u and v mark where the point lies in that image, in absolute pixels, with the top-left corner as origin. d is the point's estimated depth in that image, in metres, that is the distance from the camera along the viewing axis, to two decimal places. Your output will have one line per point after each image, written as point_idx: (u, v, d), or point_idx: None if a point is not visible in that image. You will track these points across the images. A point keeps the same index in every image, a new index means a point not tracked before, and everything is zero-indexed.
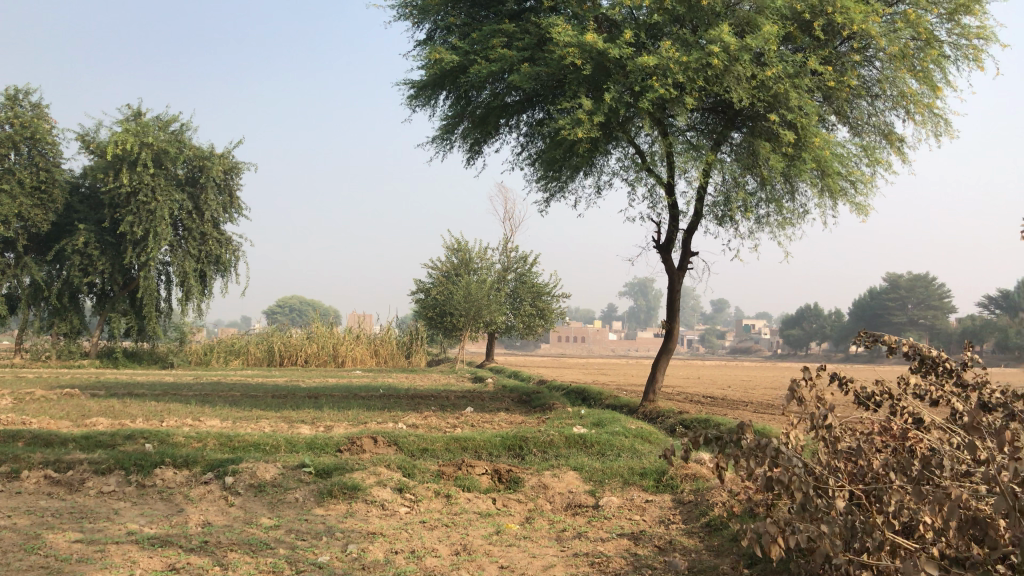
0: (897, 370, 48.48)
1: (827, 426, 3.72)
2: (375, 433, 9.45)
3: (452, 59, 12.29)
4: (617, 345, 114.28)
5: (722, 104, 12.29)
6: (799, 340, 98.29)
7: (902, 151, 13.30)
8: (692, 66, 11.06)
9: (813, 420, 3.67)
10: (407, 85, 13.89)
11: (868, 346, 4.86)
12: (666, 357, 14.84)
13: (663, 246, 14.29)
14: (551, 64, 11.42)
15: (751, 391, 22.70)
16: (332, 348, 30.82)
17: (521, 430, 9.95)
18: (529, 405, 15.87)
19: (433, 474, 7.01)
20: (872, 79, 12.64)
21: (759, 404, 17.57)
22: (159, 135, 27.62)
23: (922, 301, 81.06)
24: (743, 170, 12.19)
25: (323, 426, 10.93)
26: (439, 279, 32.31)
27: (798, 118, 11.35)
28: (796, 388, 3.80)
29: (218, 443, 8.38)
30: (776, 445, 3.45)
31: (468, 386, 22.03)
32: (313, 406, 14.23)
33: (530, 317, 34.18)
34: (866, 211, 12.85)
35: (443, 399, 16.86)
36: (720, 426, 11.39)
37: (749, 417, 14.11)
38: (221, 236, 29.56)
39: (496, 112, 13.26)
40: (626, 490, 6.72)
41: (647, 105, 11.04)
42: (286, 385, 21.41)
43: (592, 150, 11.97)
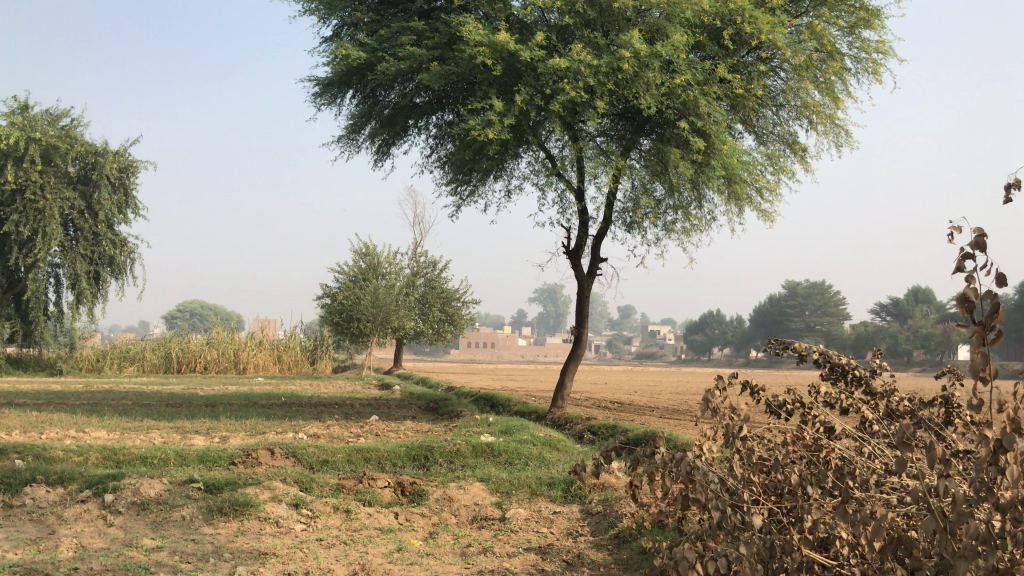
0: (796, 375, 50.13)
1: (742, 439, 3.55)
2: (274, 444, 9.01)
3: (359, 56, 11.93)
4: (526, 350, 114.85)
5: (631, 110, 12.30)
6: (703, 346, 100.74)
7: (805, 160, 13.61)
8: (602, 70, 11.02)
9: (727, 432, 3.50)
10: (312, 82, 13.46)
11: (777, 353, 4.77)
12: (575, 363, 14.77)
13: (572, 252, 14.24)
14: (461, 64, 11.21)
15: (657, 396, 22.97)
16: (234, 354, 29.80)
17: (427, 440, 9.67)
18: (436, 412, 15.57)
19: (332, 487, 6.67)
20: (778, 89, 12.89)
21: (665, 410, 17.72)
22: (49, 130, 26.21)
23: (819, 308, 84.22)
24: (652, 176, 12.25)
25: (218, 437, 10.40)
26: (346, 283, 31.65)
27: (707, 125, 11.43)
28: (710, 399, 3.61)
29: (100, 458, 7.82)
30: (691, 460, 3.26)
31: (374, 393, 21.57)
32: (210, 415, 13.60)
33: (439, 322, 33.86)
34: (771, 219, 13.08)
35: (348, 407, 16.41)
36: (627, 432, 11.35)
37: (656, 422, 14.14)
38: (116, 237, 28.25)
39: (404, 112, 12.96)
40: (533, 501, 6.52)
41: (557, 108, 10.94)
42: (183, 394, 20.52)
43: (501, 153, 11.80)
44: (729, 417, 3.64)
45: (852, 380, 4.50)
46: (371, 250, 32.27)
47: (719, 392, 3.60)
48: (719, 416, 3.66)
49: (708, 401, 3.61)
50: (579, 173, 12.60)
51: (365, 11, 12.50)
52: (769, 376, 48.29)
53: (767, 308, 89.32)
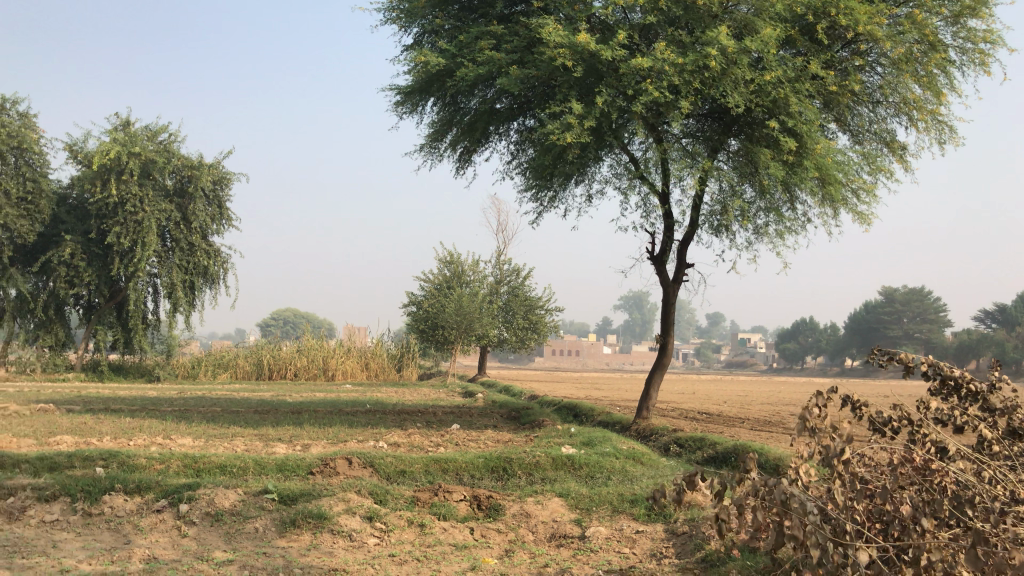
0: (891, 386, 48.23)
1: (845, 462, 3.19)
2: (352, 453, 8.94)
3: (438, 62, 11.83)
4: (612, 358, 113.84)
5: (718, 110, 11.86)
6: (794, 354, 97.92)
7: (904, 159, 12.89)
8: (687, 68, 10.64)
9: (827, 455, 3.14)
10: (393, 91, 13.44)
11: (882, 365, 4.35)
12: (661, 372, 14.33)
13: (657, 257, 13.83)
14: (541, 67, 10.98)
15: (747, 406, 22.25)
16: (322, 361, 30.27)
17: (506, 451, 9.44)
18: (518, 421, 15.35)
19: (407, 500, 6.51)
20: (875, 84, 12.25)
21: (755, 421, 17.09)
22: (148, 145, 27.18)
23: (917, 315, 80.93)
24: (740, 178, 11.78)
25: (299, 445, 10.42)
26: (431, 291, 31.80)
27: (799, 124, 10.91)
28: (808, 417, 3.26)
29: (181, 465, 7.87)
30: (787, 488, 2.92)
31: (457, 401, 21.50)
32: (295, 423, 13.72)
33: (523, 330, 33.70)
34: (869, 220, 12.43)
35: (430, 415, 16.36)
36: (715, 446, 10.89)
37: (746, 434, 13.59)
38: (210, 247, 29.07)
39: (485, 118, 12.82)
40: (614, 519, 6.21)
41: (640, 109, 10.59)
42: (273, 400, 20.88)
43: (583, 156, 11.52)
44: (829, 437, 3.28)
45: (965, 394, 4.07)
46: (456, 258, 32.38)
47: (817, 409, 3.25)
48: (817, 435, 3.31)
49: (805, 419, 3.26)
50: (664, 176, 12.22)
51: (445, 18, 12.41)
52: (865, 386, 46.55)
53: (862, 315, 86.25)
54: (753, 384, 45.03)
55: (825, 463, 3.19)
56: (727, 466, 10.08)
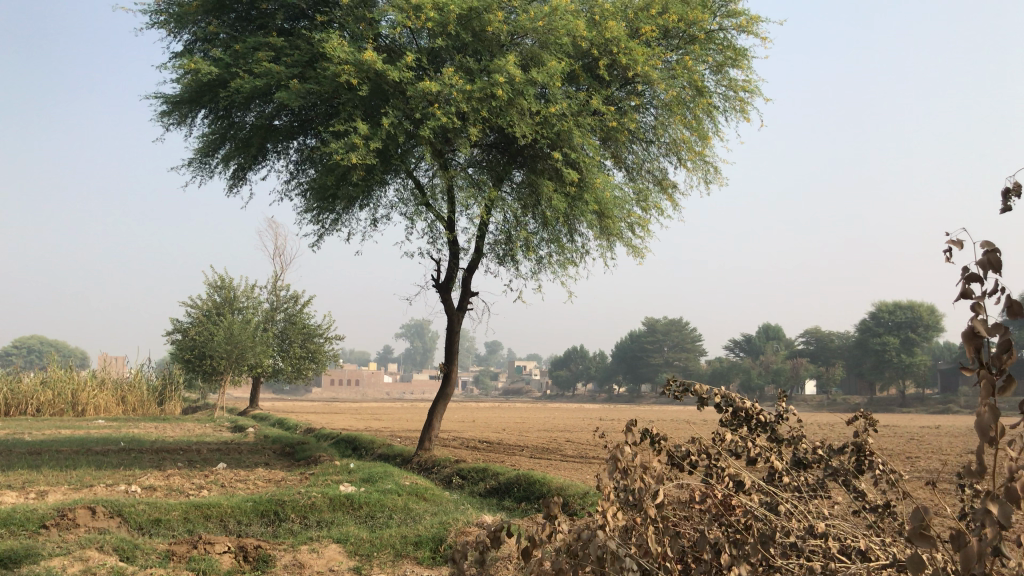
0: (652, 411, 51.19)
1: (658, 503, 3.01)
2: (97, 501, 7.85)
3: (210, 71, 10.93)
4: (391, 387, 112.73)
5: (504, 139, 11.85)
6: (567, 382, 101.78)
7: (674, 197, 13.53)
8: (474, 95, 10.52)
9: (641, 499, 2.94)
10: (158, 99, 12.29)
11: (677, 395, 4.26)
12: (443, 402, 14.03)
13: (441, 285, 13.59)
14: (324, 82, 10.43)
15: (525, 433, 22.53)
16: (71, 394, 27.35)
17: (277, 492, 8.70)
18: (292, 457, 14.46)
19: (160, 555, 5.69)
20: (648, 124, 12.77)
21: (534, 449, 17.24)
22: None
23: (676, 344, 86.95)
24: (524, 210, 11.80)
25: (32, 493, 9.06)
26: (198, 318, 29.76)
27: (580, 157, 11.10)
28: (618, 457, 3.05)
29: None
30: (603, 543, 2.69)
31: (224, 437, 20.06)
32: (30, 466, 12.04)
33: (299, 359, 32.37)
34: (643, 255, 12.89)
35: (193, 453, 15.04)
36: (498, 477, 10.73)
37: (527, 464, 13.59)
38: None
39: (262, 135, 12.01)
40: (397, 565, 5.76)
41: (427, 133, 10.31)
42: (6, 439, 18.42)
43: (367, 179, 11.05)
44: (640, 476, 3.08)
45: (755, 425, 4.04)
46: (227, 283, 30.59)
47: (627, 451, 3.04)
48: (627, 475, 3.09)
49: (615, 461, 3.04)
50: (449, 204, 12.02)
51: (219, 25, 11.54)
52: (633, 412, 48.99)
53: (628, 344, 91.39)
54: (529, 410, 46.07)
55: (635, 507, 3.00)
56: (510, 497, 9.93)
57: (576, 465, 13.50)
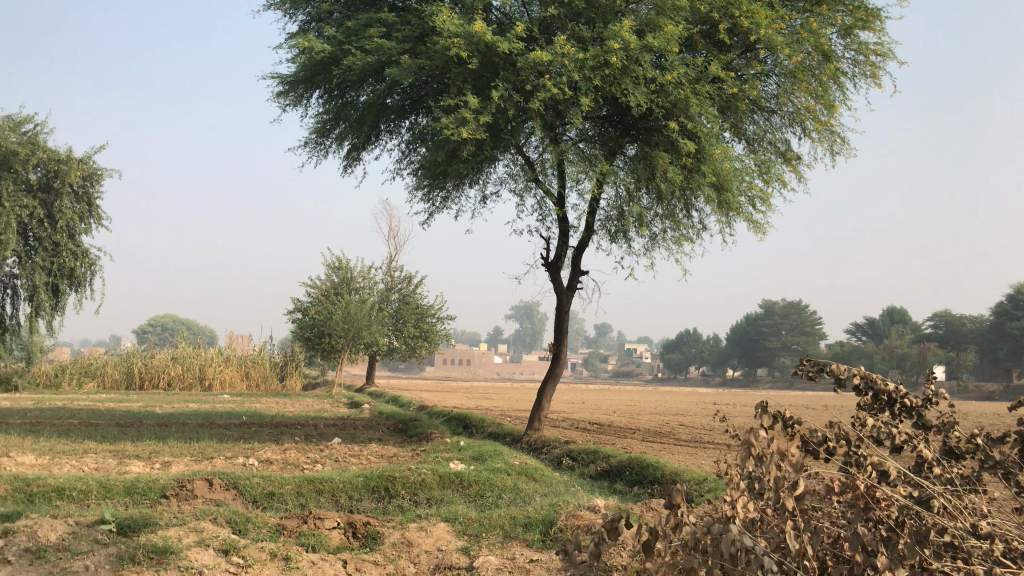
0: (769, 395, 49.64)
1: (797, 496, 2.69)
2: (215, 473, 8.02)
3: (323, 49, 10.98)
4: (502, 368, 113.70)
5: (617, 111, 11.49)
6: (679, 365, 100.07)
7: (798, 169, 12.86)
8: (587, 64, 10.22)
9: (777, 490, 2.64)
10: (275, 81, 12.48)
11: (811, 378, 3.89)
12: (553, 382, 13.83)
13: (552, 264, 13.38)
14: (434, 56, 10.32)
15: (638, 416, 22.11)
16: (199, 370, 28.62)
17: (389, 468, 8.69)
18: (405, 434, 14.58)
19: (271, 529, 5.70)
20: (770, 93, 12.17)
21: (647, 432, 16.85)
22: (10, 136, 25.15)
23: (794, 328, 84.16)
24: (637, 184, 11.42)
25: (158, 463, 9.38)
26: (317, 297, 30.56)
27: (697, 127, 10.64)
28: (754, 442, 2.74)
29: (11, 490, 6.83)
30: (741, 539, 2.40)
31: (341, 413, 20.52)
32: (158, 437, 12.54)
33: (413, 339, 32.87)
34: (763, 230, 12.31)
35: (311, 428, 15.38)
36: (610, 459, 10.45)
37: (639, 446, 13.26)
38: (77, 248, 27.03)
39: (375, 113, 12.03)
40: (506, 547, 5.58)
41: (538, 105, 10.06)
42: (139, 411, 19.39)
43: (477, 155, 10.90)
44: (776, 463, 2.77)
45: (900, 410, 3.62)
46: (344, 263, 31.30)
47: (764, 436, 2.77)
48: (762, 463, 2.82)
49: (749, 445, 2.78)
50: (561, 179, 11.76)
51: (333, 4, 11.58)
52: (749, 396, 47.58)
53: (744, 327, 89.10)
54: (641, 393, 45.46)
55: (772, 498, 2.69)
56: (622, 480, 9.64)
57: (690, 449, 13.07)
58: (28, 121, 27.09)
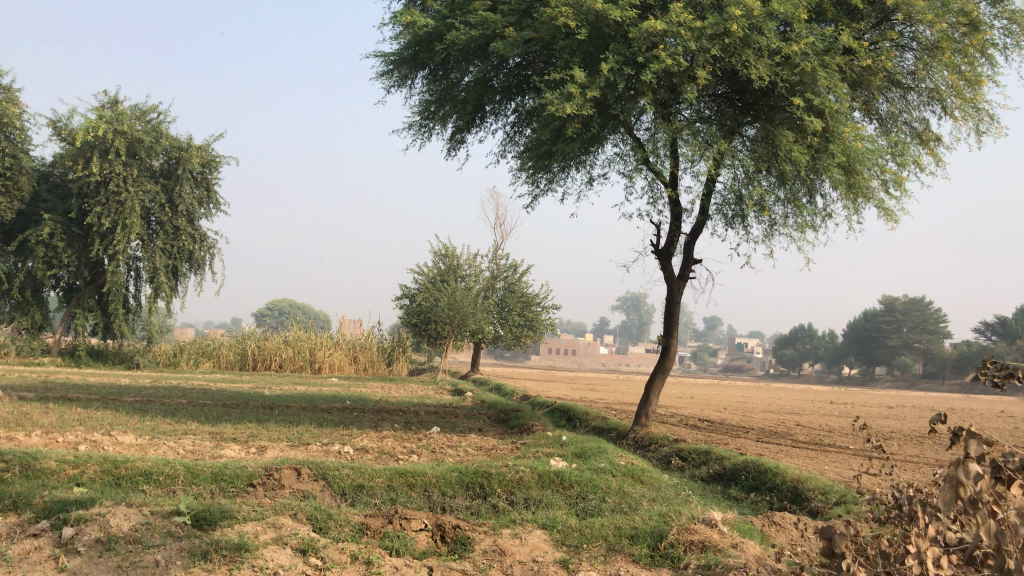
0: (886, 395, 47.11)
1: None
2: (306, 460, 7.71)
3: (426, 23, 10.54)
4: (608, 359, 112.59)
5: (737, 88, 10.64)
6: (791, 360, 96.55)
7: (937, 151, 11.67)
8: (706, 33, 9.41)
9: None
10: (379, 61, 12.13)
11: (995, 382, 3.15)
12: (662, 377, 13.08)
13: (663, 251, 12.64)
14: (540, 27, 9.72)
15: (751, 414, 21.01)
16: (309, 353, 29.09)
17: (486, 463, 8.20)
18: (507, 425, 14.13)
19: (354, 528, 5.28)
20: (908, 67, 11.06)
21: (762, 432, 15.87)
22: (135, 124, 25.95)
23: (917, 325, 79.82)
24: (758, 165, 10.56)
25: (254, 447, 9.21)
26: (424, 284, 30.57)
27: (826, 103, 9.69)
28: None
29: (100, 472, 6.68)
30: None
31: (444, 400, 20.25)
32: (259, 420, 12.49)
33: (518, 327, 32.48)
34: (897, 218, 11.21)
35: (412, 415, 15.13)
36: (723, 462, 9.69)
37: (753, 448, 12.38)
38: (195, 232, 27.79)
39: (479, 92, 11.53)
40: (609, 562, 4.98)
41: (650, 78, 9.33)
42: (247, 392, 19.67)
43: (583, 133, 10.27)
44: None
45: None
46: (451, 251, 31.17)
47: None
48: None
49: None
50: (674, 160, 10.99)
51: None
52: (871, 395, 45.07)
53: (862, 323, 85.25)
54: (751, 390, 43.77)
55: None
56: (737, 486, 8.89)
57: (811, 454, 12.12)
58: (153, 109, 27.99)
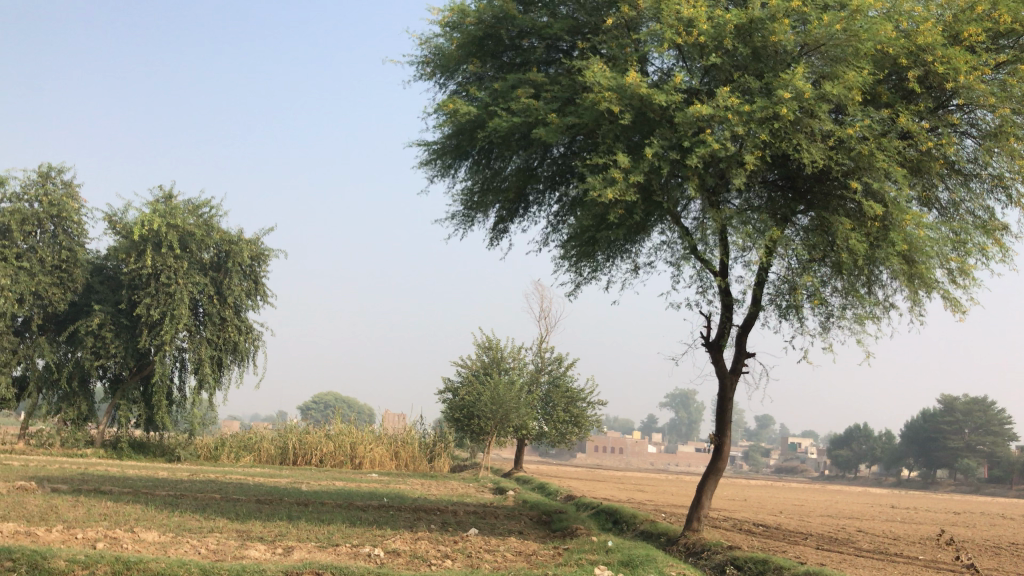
0: (945, 500, 44.82)
1: None
2: (330, 564, 7.18)
3: (468, 112, 10.43)
4: (655, 457, 110.01)
5: (789, 173, 10.28)
6: (846, 462, 93.09)
7: (1005, 240, 11.07)
8: (755, 116, 9.14)
9: None
10: (422, 151, 12.04)
11: None
12: (714, 478, 12.32)
13: (713, 344, 12.09)
14: (584, 113, 9.53)
15: (808, 519, 19.87)
16: (351, 448, 28.65)
17: (525, 570, 7.59)
18: (548, 527, 13.42)
19: None
20: (969, 154, 10.62)
21: (822, 539, 14.85)
22: (188, 218, 26.43)
23: (979, 427, 76.80)
24: (812, 253, 10.08)
25: (280, 548, 8.72)
26: (468, 378, 30.12)
27: (884, 188, 9.27)
28: None
29: (110, 573, 6.27)
30: None
31: (484, 499, 19.53)
32: (290, 518, 11.98)
33: (564, 424, 31.65)
34: (964, 308, 10.55)
35: (450, 515, 14.48)
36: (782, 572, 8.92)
37: (814, 557, 11.48)
38: (242, 324, 27.89)
39: (522, 181, 11.32)
40: None
41: (696, 163, 9.03)
42: (282, 488, 19.14)
43: (628, 219, 9.95)
44: None
45: None
46: (495, 344, 30.80)
47: None
48: None
49: None
50: (723, 248, 10.59)
51: (483, 68, 10.96)
52: (934, 500, 42.88)
53: (919, 424, 82.19)
54: (805, 492, 42.06)
55: None
56: None
57: (878, 564, 11.19)
58: (207, 205, 28.58)
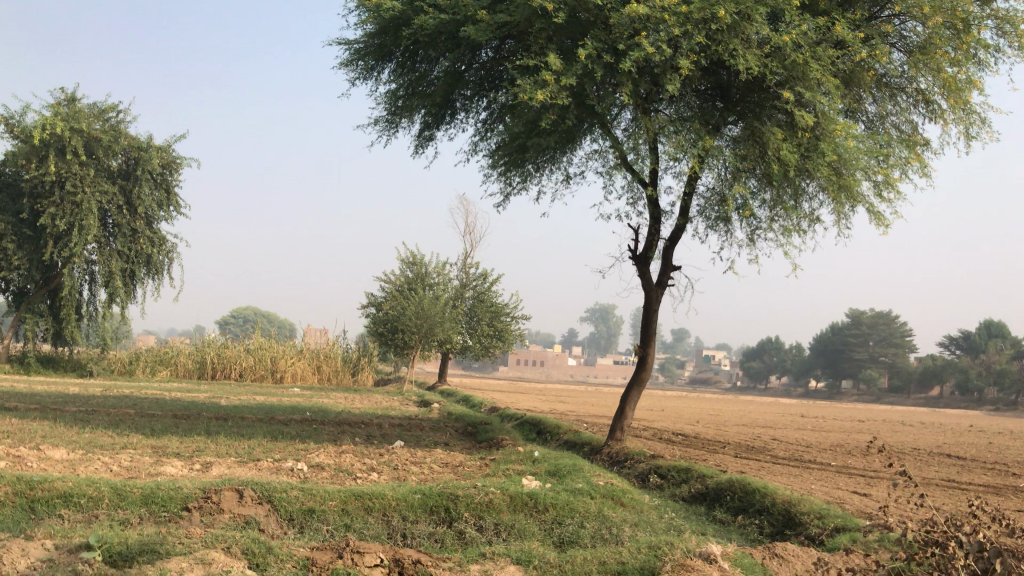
0: (846, 408, 47.35)
1: None
2: (250, 479, 6.92)
3: (392, 6, 9.84)
4: (576, 369, 112.29)
5: (723, 81, 10.08)
6: (757, 374, 96.75)
7: (926, 156, 11.16)
8: (692, 18, 8.82)
9: None
10: (343, 49, 11.39)
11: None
12: (638, 389, 12.40)
13: (641, 256, 12.02)
14: (515, 11, 9.06)
15: (725, 428, 20.47)
16: (272, 362, 28.19)
17: (455, 482, 7.49)
18: (474, 438, 13.40)
19: (297, 565, 4.83)
20: (899, 67, 10.56)
21: (738, 446, 15.29)
22: (93, 123, 24.92)
23: (883, 339, 80.59)
24: (743, 163, 9.96)
25: (200, 463, 8.41)
26: (392, 292, 29.74)
27: (817, 98, 9.16)
28: None
29: (12, 493, 5.89)
30: None
31: (408, 412, 19.39)
32: (207, 433, 11.61)
33: (487, 337, 31.72)
34: (886, 222, 10.66)
35: (374, 427, 14.30)
36: (706, 480, 9.08)
37: (734, 465, 11.76)
38: (154, 235, 26.77)
39: (450, 84, 10.84)
40: None
41: (630, 66, 8.71)
42: (199, 402, 18.61)
43: (560, 125, 9.65)
44: None
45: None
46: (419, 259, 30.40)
47: None
48: None
49: None
50: (653, 158, 10.39)
51: None
52: (838, 408, 45.12)
53: (827, 336, 85.16)
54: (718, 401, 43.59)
55: None
56: (722, 507, 8.25)
57: (794, 471, 11.56)
58: (114, 109, 26.94)
